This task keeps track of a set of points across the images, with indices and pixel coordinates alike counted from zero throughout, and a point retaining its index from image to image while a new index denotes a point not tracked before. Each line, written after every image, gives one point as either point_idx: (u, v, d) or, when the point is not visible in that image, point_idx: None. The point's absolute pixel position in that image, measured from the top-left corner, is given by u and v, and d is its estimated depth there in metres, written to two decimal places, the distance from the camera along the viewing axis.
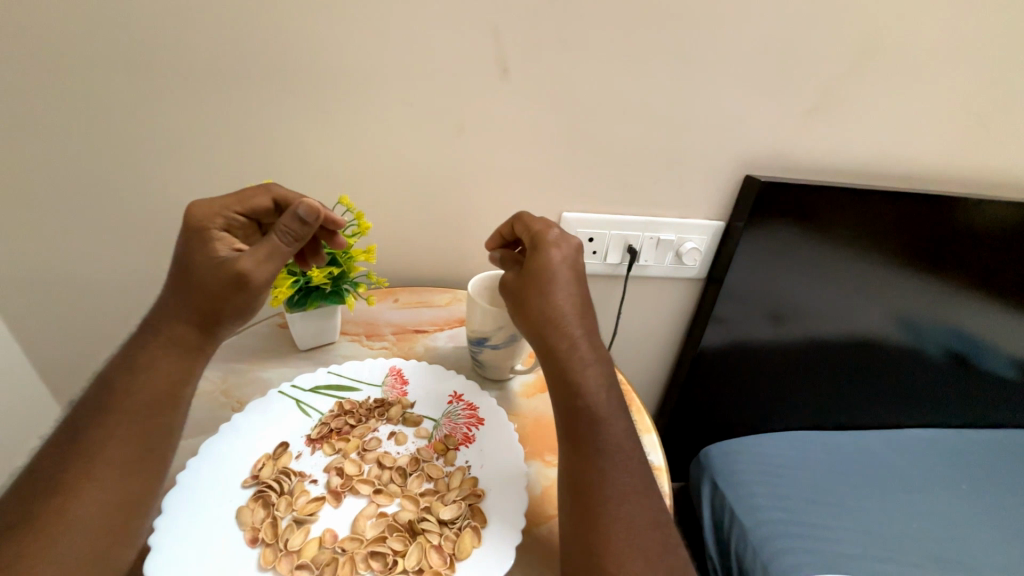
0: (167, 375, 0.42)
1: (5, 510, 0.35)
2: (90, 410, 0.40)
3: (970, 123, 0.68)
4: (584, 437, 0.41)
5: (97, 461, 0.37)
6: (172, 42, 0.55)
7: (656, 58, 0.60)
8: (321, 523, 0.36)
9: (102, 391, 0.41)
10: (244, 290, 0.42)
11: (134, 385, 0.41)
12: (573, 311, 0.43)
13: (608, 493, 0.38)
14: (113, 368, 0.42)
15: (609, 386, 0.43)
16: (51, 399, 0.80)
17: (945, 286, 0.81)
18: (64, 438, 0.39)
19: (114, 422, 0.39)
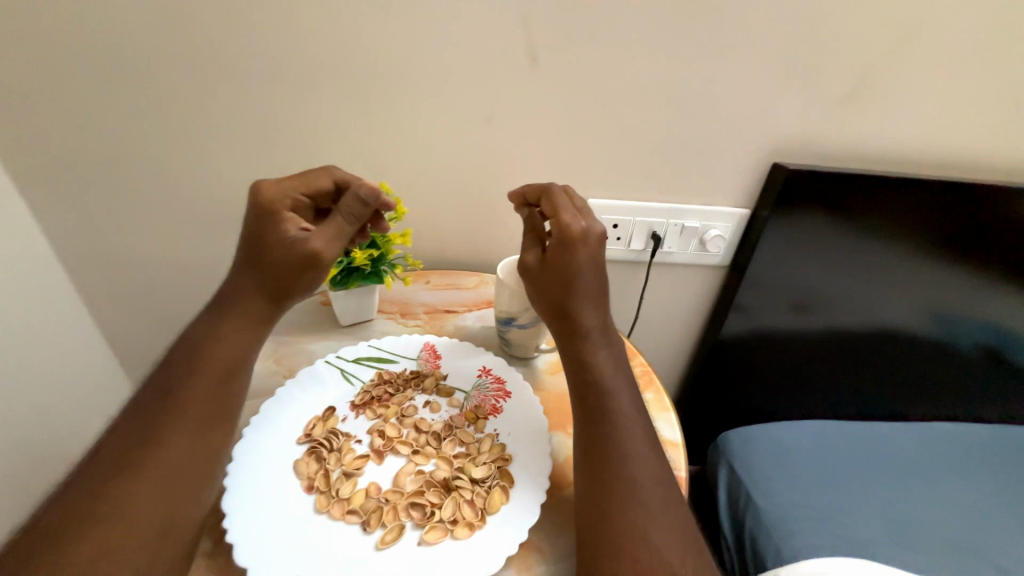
0: (235, 346, 0.46)
1: (97, 454, 0.39)
2: (170, 372, 0.44)
3: (1016, 110, 0.66)
4: (596, 406, 0.43)
5: (177, 419, 0.41)
6: (224, 37, 0.58)
7: (685, 46, 0.60)
8: (367, 477, 0.40)
9: (179, 354, 0.45)
10: (316, 268, 0.47)
11: (205, 351, 0.45)
12: (585, 287, 0.46)
13: (619, 456, 0.41)
14: (189, 335, 0.46)
15: (619, 362, 0.46)
16: (116, 367, 0.87)
17: (982, 278, 0.79)
18: (148, 394, 0.42)
19: (190, 386, 0.43)
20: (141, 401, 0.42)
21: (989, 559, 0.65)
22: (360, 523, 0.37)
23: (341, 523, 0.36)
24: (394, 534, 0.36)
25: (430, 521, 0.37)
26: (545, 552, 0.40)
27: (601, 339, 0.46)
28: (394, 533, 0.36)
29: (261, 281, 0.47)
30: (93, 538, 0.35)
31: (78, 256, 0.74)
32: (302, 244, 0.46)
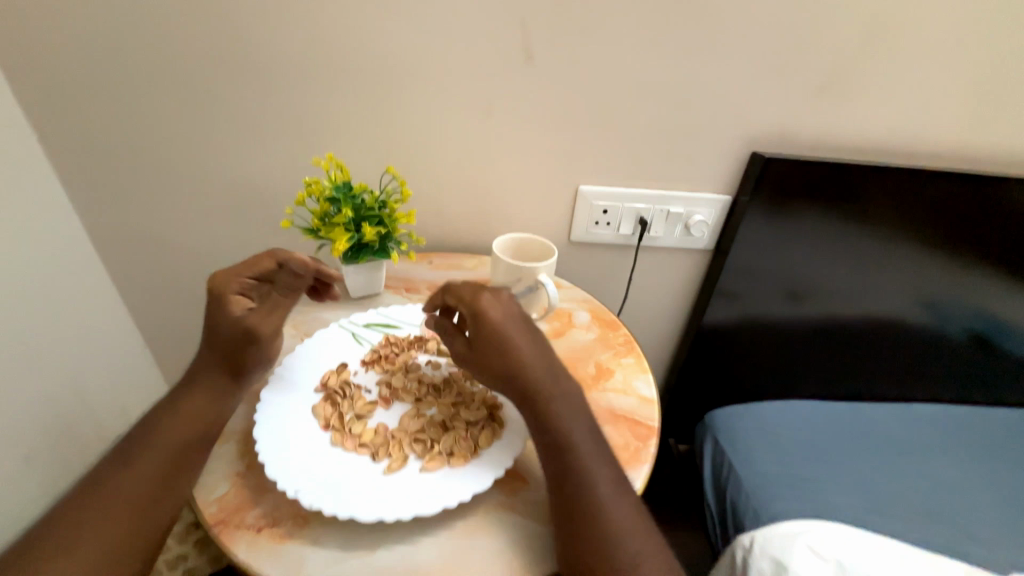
0: (199, 419, 0.47)
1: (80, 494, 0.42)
2: (151, 432, 0.46)
3: (982, 100, 0.70)
4: (562, 466, 0.43)
5: (141, 481, 0.43)
6: (246, 36, 0.64)
7: (666, 42, 0.65)
8: (376, 419, 0.47)
9: (163, 414, 0.47)
10: (260, 341, 0.50)
11: (177, 418, 0.47)
12: (534, 358, 0.46)
13: (588, 514, 0.41)
14: (168, 405, 0.48)
15: (580, 415, 0.46)
16: (142, 346, 0.94)
17: (965, 265, 0.84)
18: (131, 448, 0.45)
19: (159, 447, 0.45)
20: (122, 454, 0.45)
21: (959, 526, 0.70)
22: (370, 454, 0.43)
23: (354, 454, 0.43)
24: (400, 463, 0.42)
25: (431, 453, 0.43)
26: (529, 483, 0.46)
27: (555, 389, 0.46)
28: (400, 462, 0.42)
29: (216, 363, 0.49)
30: None
31: (109, 239, 0.81)
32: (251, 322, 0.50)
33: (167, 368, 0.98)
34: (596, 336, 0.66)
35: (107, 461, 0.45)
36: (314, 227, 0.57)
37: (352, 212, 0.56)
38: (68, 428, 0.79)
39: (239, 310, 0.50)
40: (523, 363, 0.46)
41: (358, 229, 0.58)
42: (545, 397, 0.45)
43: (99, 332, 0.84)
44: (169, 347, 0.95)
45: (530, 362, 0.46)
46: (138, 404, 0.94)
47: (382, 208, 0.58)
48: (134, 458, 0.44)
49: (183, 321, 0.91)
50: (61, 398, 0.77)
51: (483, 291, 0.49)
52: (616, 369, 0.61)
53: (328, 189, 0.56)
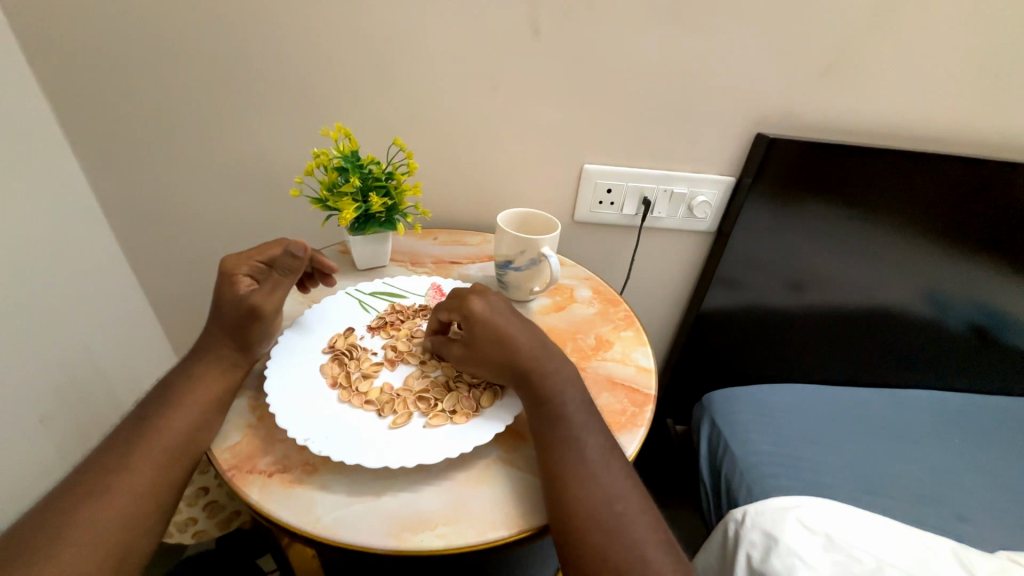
0: (208, 387, 0.48)
1: (101, 450, 0.44)
2: (165, 396, 0.47)
3: (991, 83, 0.70)
4: (553, 434, 0.45)
5: (156, 441, 0.44)
6: (256, 7, 0.65)
7: (674, 18, 0.65)
8: (381, 379, 0.50)
9: (178, 379, 0.49)
10: (255, 317, 0.50)
11: (190, 384, 0.48)
12: (524, 344, 0.48)
13: (578, 477, 0.42)
14: (181, 370, 0.50)
15: (571, 387, 0.48)
16: (152, 318, 0.96)
17: (967, 252, 0.84)
18: (147, 411, 0.47)
19: (173, 413, 0.46)
20: (133, 423, 0.46)
21: (949, 508, 0.70)
22: (376, 410, 0.46)
23: (360, 409, 0.46)
24: (404, 418, 0.45)
25: (433, 410, 0.46)
26: (527, 441, 0.48)
27: (548, 371, 0.48)
28: (404, 418, 0.45)
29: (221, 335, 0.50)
30: (66, 537, 0.38)
31: (119, 210, 0.82)
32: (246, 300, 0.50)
33: (176, 340, 1.00)
34: (597, 311, 0.67)
35: (119, 431, 0.46)
36: (322, 197, 0.58)
37: (359, 182, 0.57)
38: (81, 394, 0.81)
39: (242, 287, 0.51)
40: (514, 348, 0.48)
41: (365, 200, 0.59)
42: (539, 379, 0.47)
43: (111, 302, 0.86)
44: (178, 320, 0.97)
45: (521, 345, 0.48)
46: (148, 374, 0.97)
47: (389, 180, 0.59)
48: (146, 426, 0.45)
49: (192, 293, 0.93)
50: (74, 364, 0.79)
51: (470, 291, 0.51)
52: (616, 342, 0.62)
53: (336, 158, 0.57)
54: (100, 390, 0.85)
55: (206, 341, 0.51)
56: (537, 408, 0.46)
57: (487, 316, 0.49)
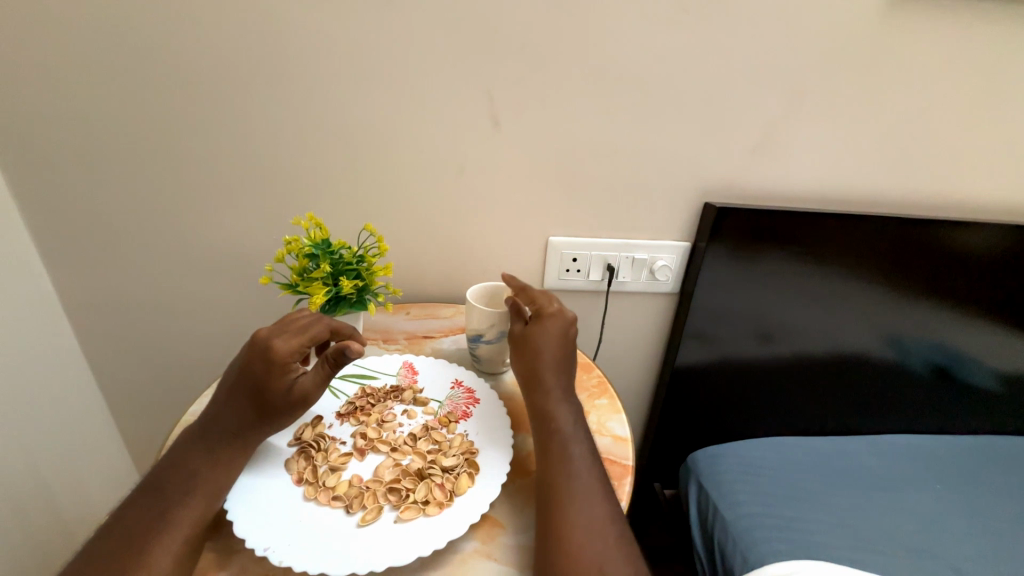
0: (214, 476, 0.44)
1: (78, 565, 0.39)
2: (161, 492, 0.43)
3: (897, 154, 0.80)
4: (558, 451, 0.49)
5: (153, 546, 0.40)
6: (233, 109, 0.69)
7: (618, 109, 0.73)
8: (350, 470, 0.48)
9: (176, 471, 0.45)
10: (308, 405, 0.49)
11: (194, 475, 0.44)
12: (556, 363, 0.55)
13: (575, 496, 0.45)
14: (178, 460, 0.45)
15: (578, 417, 0.53)
16: (106, 413, 0.90)
17: (911, 301, 0.90)
18: (136, 512, 0.42)
19: (174, 511, 0.42)
20: (114, 532, 0.41)
21: (943, 560, 0.69)
22: (344, 507, 0.44)
23: (327, 507, 0.44)
24: (373, 514, 0.43)
25: (405, 502, 0.44)
26: (506, 528, 0.46)
27: (561, 394, 0.53)
28: (374, 513, 0.43)
29: (263, 418, 0.47)
30: None
31: (80, 302, 0.80)
32: (307, 389, 0.48)
33: (131, 435, 0.93)
34: None
35: (90, 549, 0.40)
36: (292, 282, 0.59)
37: (329, 267, 0.58)
38: (15, 507, 0.73)
39: (296, 372, 0.48)
40: (541, 364, 0.54)
41: (336, 283, 0.59)
42: (552, 397, 0.53)
43: (62, 398, 0.81)
44: (134, 414, 0.91)
45: (546, 364, 0.54)
46: (96, 477, 0.89)
47: (360, 263, 0.61)
48: (131, 538, 0.40)
49: (152, 384, 0.88)
50: (11, 473, 0.72)
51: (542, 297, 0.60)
52: (591, 410, 0.62)
53: (307, 246, 0.58)
54: (38, 502, 0.77)
55: (238, 428, 0.47)
56: (546, 427, 0.51)
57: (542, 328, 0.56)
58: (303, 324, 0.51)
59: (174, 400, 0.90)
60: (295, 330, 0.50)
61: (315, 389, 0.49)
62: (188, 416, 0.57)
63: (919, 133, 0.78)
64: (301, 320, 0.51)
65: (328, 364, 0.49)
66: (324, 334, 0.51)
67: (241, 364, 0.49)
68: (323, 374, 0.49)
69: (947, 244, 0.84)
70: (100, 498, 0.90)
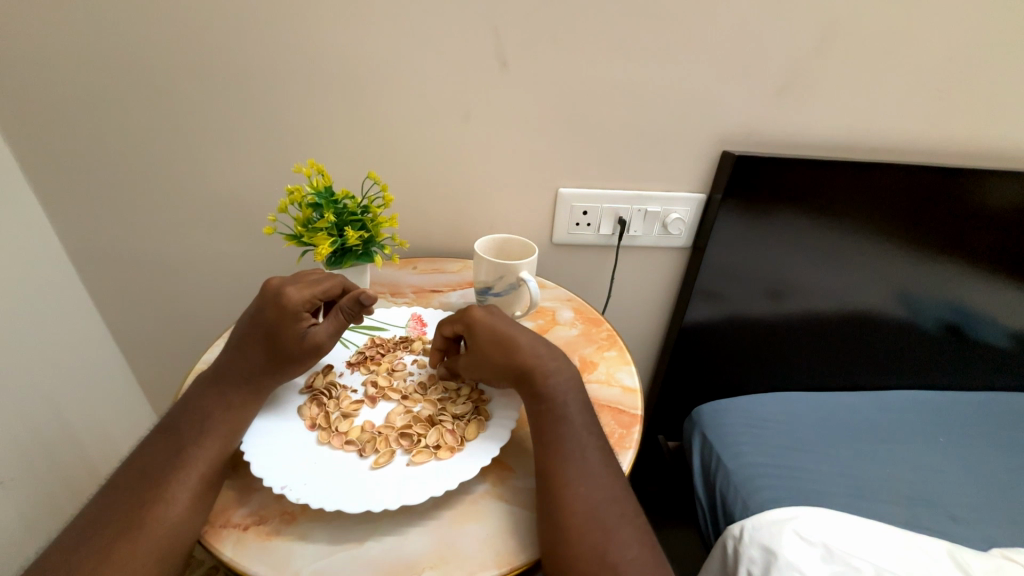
0: (231, 419, 0.45)
1: (104, 498, 0.41)
2: (181, 434, 0.44)
3: (934, 98, 0.75)
4: (554, 430, 0.46)
5: (175, 482, 0.41)
6: (226, 49, 0.65)
7: (636, 48, 0.68)
8: (362, 417, 0.49)
9: (193, 413, 0.46)
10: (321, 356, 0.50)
11: (211, 418, 0.45)
12: (532, 346, 0.50)
13: (576, 476, 0.43)
14: (195, 404, 0.47)
15: (574, 389, 0.49)
16: (123, 364, 0.92)
17: (931, 258, 0.87)
18: (157, 451, 0.44)
19: (193, 451, 0.43)
20: (136, 469, 0.42)
21: (941, 509, 0.71)
22: (357, 451, 0.45)
23: (340, 451, 0.45)
24: (386, 457, 0.44)
25: (417, 446, 0.45)
26: (515, 472, 0.47)
27: (552, 371, 0.49)
28: (386, 457, 0.44)
29: (275, 365, 0.48)
30: None
31: (87, 255, 0.80)
32: (319, 340, 0.49)
33: (149, 385, 0.96)
34: (580, 332, 0.67)
35: (114, 484, 0.42)
36: (297, 233, 0.57)
37: (334, 217, 0.57)
38: (44, 450, 0.77)
39: (308, 323, 0.49)
40: (516, 349, 0.49)
41: (341, 234, 0.58)
42: (541, 376, 0.48)
43: (79, 349, 0.82)
44: (150, 364, 0.93)
45: (523, 347, 0.49)
46: (118, 423, 0.93)
47: (365, 213, 0.59)
48: (153, 475, 0.42)
49: (166, 337, 0.90)
50: (37, 419, 0.75)
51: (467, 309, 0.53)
52: (600, 362, 0.62)
53: (310, 195, 0.56)
54: (65, 445, 0.81)
55: (249, 374, 0.47)
56: (539, 409, 0.47)
57: (490, 328, 0.51)
58: (317, 278, 0.52)
59: (188, 352, 0.92)
60: (308, 283, 0.51)
61: (328, 339, 0.50)
62: (202, 363, 0.58)
63: (960, 74, 0.73)
64: (314, 275, 0.52)
65: (342, 314, 0.50)
66: (336, 289, 0.52)
67: (251, 314, 0.50)
68: (337, 326, 0.50)
69: (976, 197, 0.80)
70: (123, 441, 0.94)
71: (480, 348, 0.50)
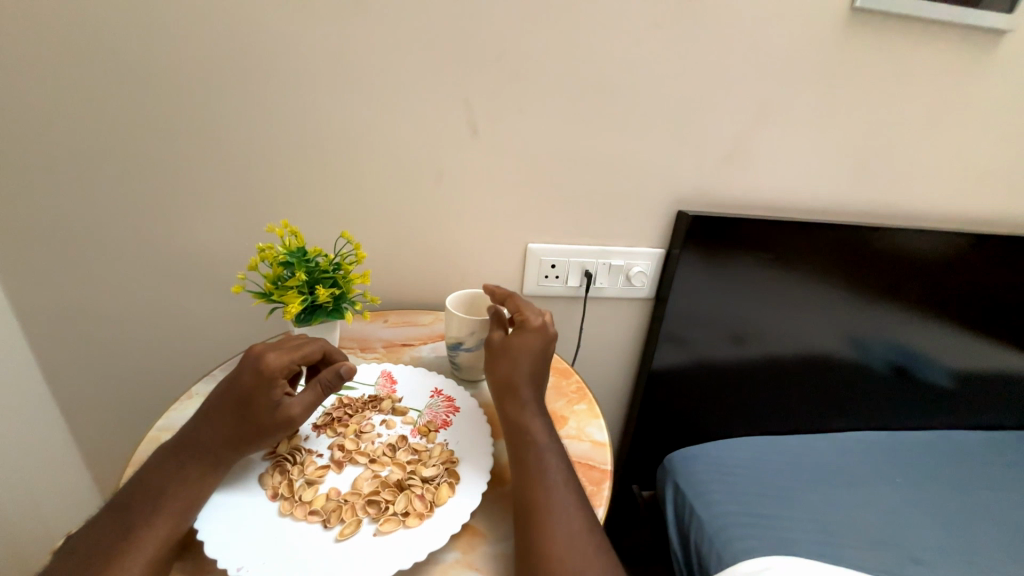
0: (185, 494, 0.43)
1: None
2: (127, 513, 0.42)
3: (855, 166, 0.84)
4: (533, 462, 0.48)
5: (115, 569, 0.38)
6: (202, 112, 0.67)
7: (594, 119, 0.75)
8: (327, 483, 0.48)
9: (144, 489, 0.43)
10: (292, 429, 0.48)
11: (162, 493, 0.43)
12: (530, 376, 0.54)
13: (550, 510, 0.44)
14: (147, 477, 0.44)
15: (551, 428, 0.52)
16: (64, 429, 0.85)
17: (870, 306, 0.95)
18: (100, 533, 0.41)
19: (139, 532, 0.40)
20: (74, 556, 0.39)
21: (902, 550, 0.73)
22: (321, 521, 0.43)
23: (303, 523, 0.43)
24: (352, 528, 0.43)
25: (384, 515, 0.44)
26: (487, 537, 0.46)
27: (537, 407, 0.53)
28: (352, 527, 0.43)
29: (241, 437, 0.46)
30: None
31: (36, 311, 0.76)
32: (292, 411, 0.47)
33: (91, 451, 0.89)
34: (550, 385, 0.68)
35: (47, 574, 0.38)
36: (266, 290, 0.57)
37: (305, 275, 0.57)
38: None
39: (283, 392, 0.48)
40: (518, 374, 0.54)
41: (312, 291, 0.58)
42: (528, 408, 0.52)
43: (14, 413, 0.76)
44: (94, 429, 0.87)
45: (524, 376, 0.54)
46: (52, 498, 0.84)
47: (337, 270, 0.60)
48: (92, 562, 0.38)
49: (115, 397, 0.84)
50: None
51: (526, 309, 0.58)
52: (570, 416, 0.63)
53: (281, 254, 0.57)
54: None
55: (214, 447, 0.45)
56: (523, 438, 0.50)
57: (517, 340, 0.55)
58: (299, 343, 0.51)
59: (138, 413, 0.86)
60: (289, 347, 0.50)
61: (302, 412, 0.48)
62: (158, 430, 0.55)
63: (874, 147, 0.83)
64: (297, 340, 0.52)
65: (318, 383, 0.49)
66: (316, 355, 0.52)
67: (227, 377, 0.48)
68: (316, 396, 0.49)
69: (901, 251, 0.89)
70: (56, 518, 0.85)
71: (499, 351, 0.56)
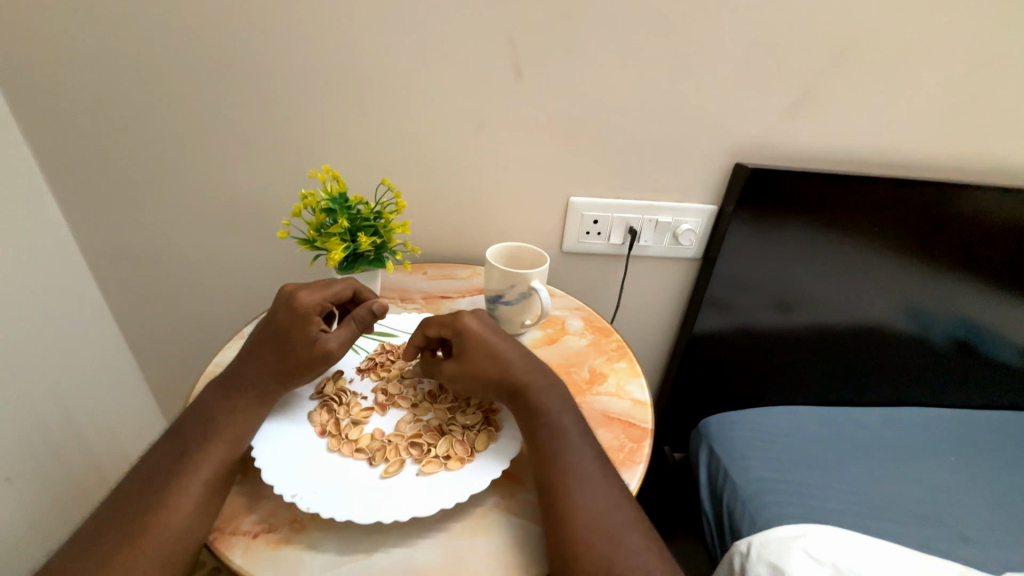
0: (240, 424, 0.46)
1: (113, 502, 0.41)
2: (189, 438, 0.45)
3: (948, 115, 0.74)
4: (551, 443, 0.46)
5: (183, 486, 0.41)
6: (242, 53, 0.66)
7: (650, 59, 0.68)
8: (372, 424, 0.49)
9: (204, 418, 0.46)
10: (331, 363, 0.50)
11: (220, 422, 0.45)
12: (523, 360, 0.51)
13: (578, 488, 0.43)
14: (205, 408, 0.47)
15: (564, 401, 0.50)
16: (131, 362, 0.93)
17: (944, 275, 0.87)
18: (167, 454, 0.44)
19: (201, 455, 0.43)
20: (145, 473, 0.43)
21: (952, 528, 0.70)
22: (367, 459, 0.45)
23: (350, 459, 0.45)
24: (396, 467, 0.44)
25: (427, 456, 0.45)
26: (525, 484, 0.47)
27: (544, 387, 0.49)
28: (396, 466, 0.44)
29: (284, 371, 0.48)
30: None
31: (100, 253, 0.80)
32: (328, 347, 0.49)
33: (157, 383, 0.96)
34: (589, 342, 0.67)
35: (124, 486, 0.42)
36: (310, 237, 0.57)
37: (347, 223, 0.57)
38: (51, 448, 0.77)
39: (318, 328, 0.50)
40: (508, 363, 0.50)
41: (354, 239, 0.58)
42: (533, 391, 0.49)
43: (89, 346, 0.83)
44: (158, 364, 0.94)
45: (516, 362, 0.50)
46: (125, 422, 0.93)
47: (378, 219, 0.59)
48: (161, 480, 0.42)
49: (175, 336, 0.90)
50: (45, 416, 0.75)
51: (462, 312, 0.53)
52: (610, 373, 0.62)
53: (324, 200, 0.57)
54: (71, 443, 0.81)
55: (261, 381, 0.48)
56: (535, 420, 0.47)
57: (481, 341, 0.51)
58: (329, 281, 0.53)
59: (195, 351, 0.92)
60: (318, 286, 0.51)
61: (339, 347, 0.50)
62: (213, 366, 0.58)
63: (976, 92, 0.72)
64: (327, 279, 0.53)
65: (351, 319, 0.51)
66: (347, 292, 0.53)
67: (266, 316, 0.51)
68: (350, 332, 0.51)
69: (991, 215, 0.80)
70: (130, 441, 0.94)
71: (471, 360, 0.50)
